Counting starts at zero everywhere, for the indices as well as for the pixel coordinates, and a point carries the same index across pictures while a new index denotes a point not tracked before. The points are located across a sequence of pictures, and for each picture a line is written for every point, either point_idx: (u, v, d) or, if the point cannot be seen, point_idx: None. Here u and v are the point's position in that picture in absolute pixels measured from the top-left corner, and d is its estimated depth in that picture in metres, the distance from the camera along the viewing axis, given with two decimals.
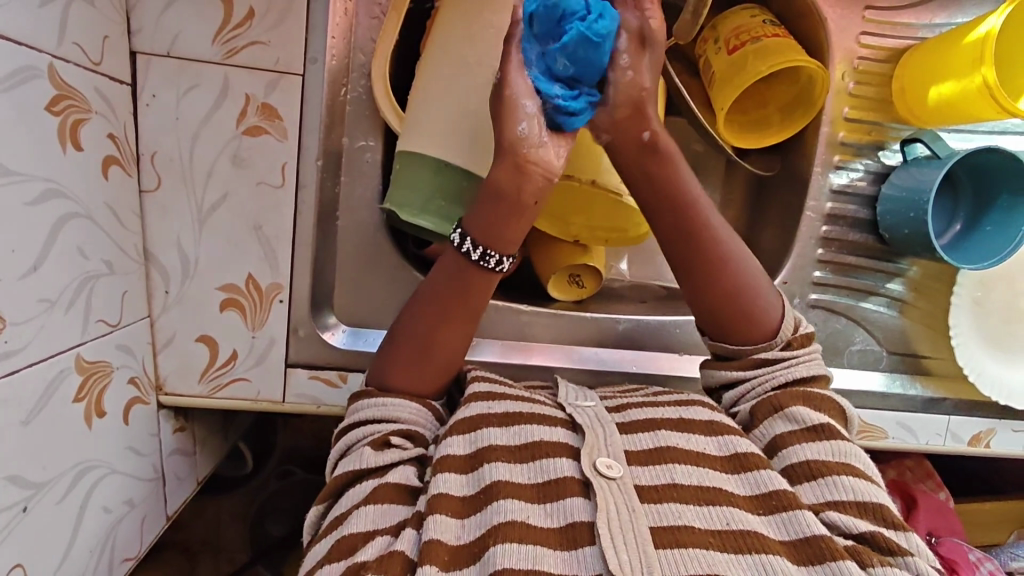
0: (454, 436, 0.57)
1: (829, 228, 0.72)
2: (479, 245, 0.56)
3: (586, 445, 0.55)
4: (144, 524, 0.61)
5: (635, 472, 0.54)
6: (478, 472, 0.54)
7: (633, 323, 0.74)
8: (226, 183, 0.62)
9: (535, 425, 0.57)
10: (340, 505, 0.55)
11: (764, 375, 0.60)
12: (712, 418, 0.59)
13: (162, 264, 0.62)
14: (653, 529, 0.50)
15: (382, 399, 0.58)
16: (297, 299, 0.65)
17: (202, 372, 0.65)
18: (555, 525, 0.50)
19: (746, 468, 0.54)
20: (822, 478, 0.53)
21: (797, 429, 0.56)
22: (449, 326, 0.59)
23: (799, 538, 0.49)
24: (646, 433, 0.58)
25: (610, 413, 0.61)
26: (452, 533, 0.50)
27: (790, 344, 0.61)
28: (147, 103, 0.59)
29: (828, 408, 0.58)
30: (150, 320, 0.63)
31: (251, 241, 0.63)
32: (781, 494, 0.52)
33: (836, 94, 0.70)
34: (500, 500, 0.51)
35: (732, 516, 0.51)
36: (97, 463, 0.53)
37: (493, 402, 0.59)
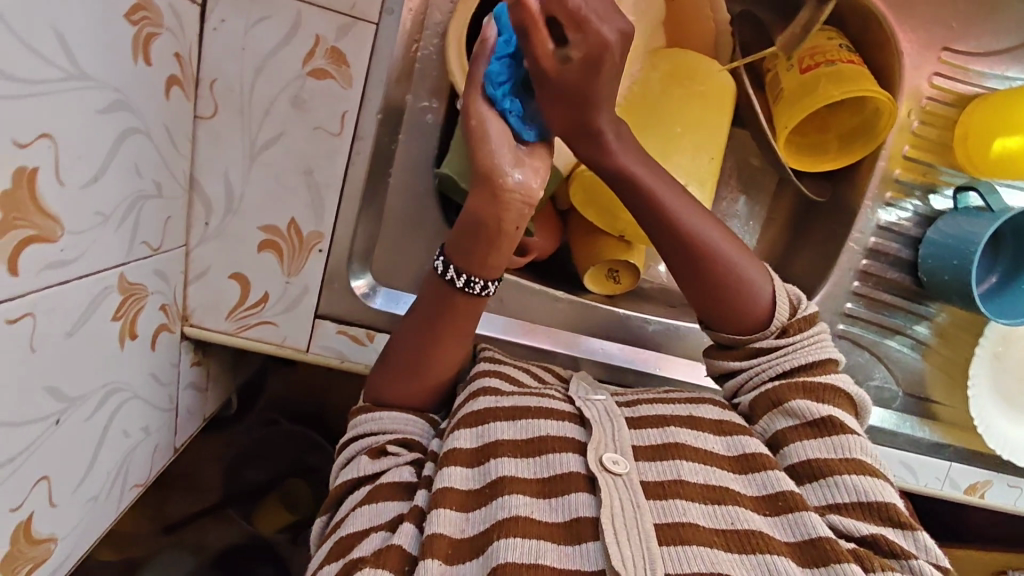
0: (461, 429, 0.57)
1: (869, 263, 0.73)
2: (462, 272, 0.56)
3: (592, 438, 0.55)
4: (155, 454, 0.60)
5: (641, 468, 0.54)
6: (485, 467, 0.54)
7: (662, 326, 0.75)
8: (283, 122, 0.60)
9: (542, 420, 0.57)
10: (341, 510, 0.57)
11: (766, 365, 0.59)
12: (720, 417, 0.59)
13: (206, 194, 0.61)
14: (657, 526, 0.50)
15: (375, 415, 0.59)
16: (336, 252, 0.64)
17: (231, 310, 0.64)
18: (560, 519, 0.51)
19: (755, 468, 0.55)
20: (827, 478, 0.53)
21: (797, 425, 0.56)
22: (441, 342, 0.59)
23: (804, 539, 0.50)
24: (656, 429, 0.58)
25: (620, 406, 0.61)
26: (455, 528, 0.51)
27: (788, 330, 0.60)
28: (215, 28, 0.58)
29: (836, 397, 0.57)
30: (186, 250, 0.62)
31: (300, 185, 0.62)
32: (788, 495, 0.52)
33: (899, 131, 0.70)
34: (505, 496, 0.51)
35: (737, 515, 0.51)
36: (123, 386, 0.52)
37: (502, 394, 0.59)
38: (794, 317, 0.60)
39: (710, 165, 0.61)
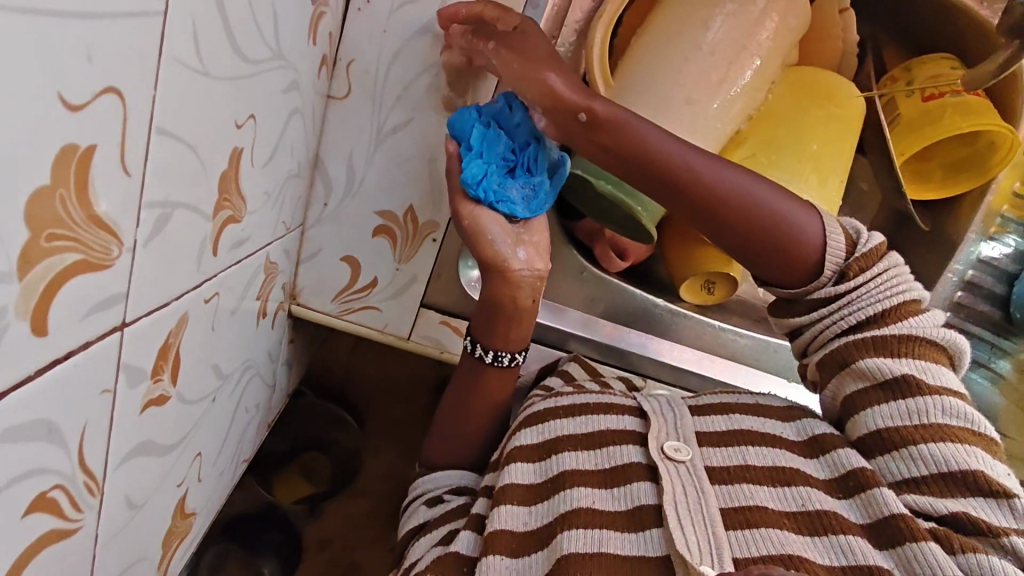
0: (523, 429, 0.60)
1: (962, 295, 0.73)
2: (489, 348, 0.62)
3: (652, 428, 0.57)
4: (256, 431, 0.61)
5: (707, 454, 0.55)
6: (547, 461, 0.57)
7: (754, 341, 0.73)
8: (414, 109, 0.60)
9: (603, 415, 0.59)
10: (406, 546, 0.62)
11: (833, 318, 0.56)
12: (789, 405, 0.59)
13: (328, 174, 0.61)
14: (724, 510, 0.51)
15: (430, 477, 0.66)
16: (448, 243, 0.64)
17: (338, 292, 0.64)
18: (622, 507, 0.53)
19: (825, 450, 0.54)
20: (902, 450, 0.51)
21: (870, 389, 0.54)
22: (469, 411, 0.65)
23: (877, 518, 0.49)
24: (721, 416, 0.58)
25: (684, 396, 0.63)
26: (519, 521, 0.53)
27: (845, 275, 0.55)
28: (359, 8, 0.57)
29: (913, 346, 0.53)
30: (302, 229, 0.61)
31: (423, 173, 0.61)
32: (859, 473, 0.51)
33: (1012, 168, 0.70)
34: (568, 488, 0.54)
35: (806, 498, 0.51)
36: (252, 364, 0.52)
37: (562, 395, 0.62)
38: (855, 258, 0.55)
39: (840, 187, 0.61)
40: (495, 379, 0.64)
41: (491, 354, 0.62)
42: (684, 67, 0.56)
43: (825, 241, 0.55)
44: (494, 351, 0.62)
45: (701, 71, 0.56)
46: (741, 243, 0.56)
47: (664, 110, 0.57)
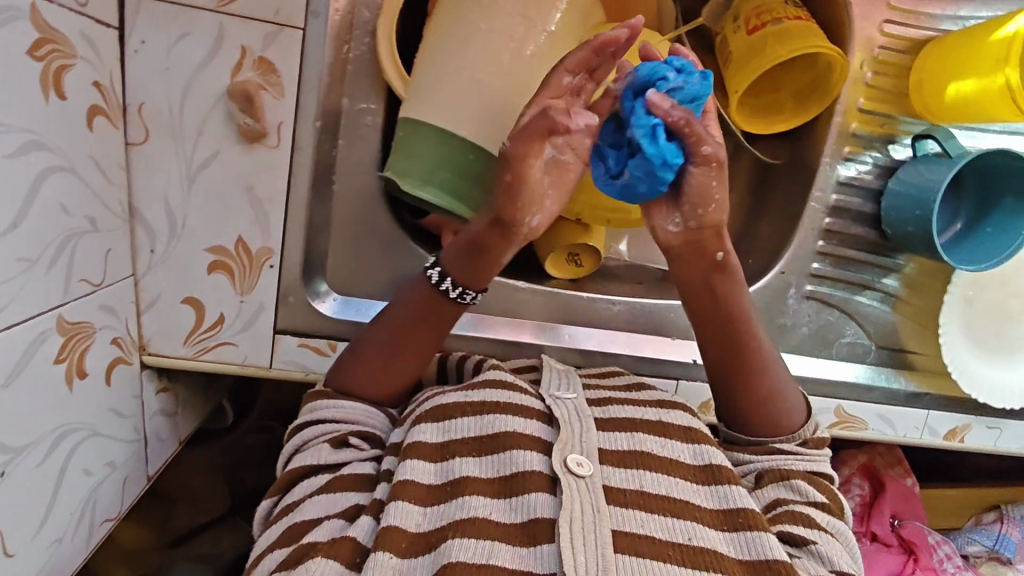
0: (426, 424, 0.58)
1: (832, 221, 0.72)
2: (457, 284, 0.59)
3: (559, 439, 0.57)
4: (124, 485, 0.61)
5: (606, 473, 0.56)
6: (447, 465, 0.56)
7: (627, 306, 0.73)
8: (218, 140, 0.58)
9: (507, 416, 0.58)
10: (293, 495, 0.56)
11: (779, 458, 0.61)
12: (689, 423, 0.62)
13: (148, 221, 0.59)
14: (615, 532, 0.52)
15: (341, 401, 0.59)
16: (288, 266, 0.63)
17: (187, 335, 0.63)
18: (517, 519, 0.52)
19: (719, 482, 0.58)
20: (813, 529, 0.55)
21: (796, 499, 0.58)
22: (419, 345, 0.61)
23: (756, 557, 0.52)
24: (624, 433, 0.59)
25: (590, 405, 0.63)
26: (413, 521, 0.52)
27: (807, 442, 0.62)
28: (135, 50, 0.55)
29: (829, 491, 0.59)
30: (134, 279, 0.60)
31: (243, 203, 0.60)
32: (747, 513, 0.55)
33: (852, 85, 0.68)
34: (464, 496, 0.53)
35: (693, 532, 0.53)
36: (79, 426, 0.52)
37: (471, 391, 0.61)
38: (816, 434, 0.62)
39: None
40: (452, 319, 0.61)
41: (458, 290, 0.59)
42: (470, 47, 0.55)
43: (805, 420, 0.63)
44: (461, 288, 0.60)
45: (486, 49, 0.55)
46: (721, 373, 0.63)
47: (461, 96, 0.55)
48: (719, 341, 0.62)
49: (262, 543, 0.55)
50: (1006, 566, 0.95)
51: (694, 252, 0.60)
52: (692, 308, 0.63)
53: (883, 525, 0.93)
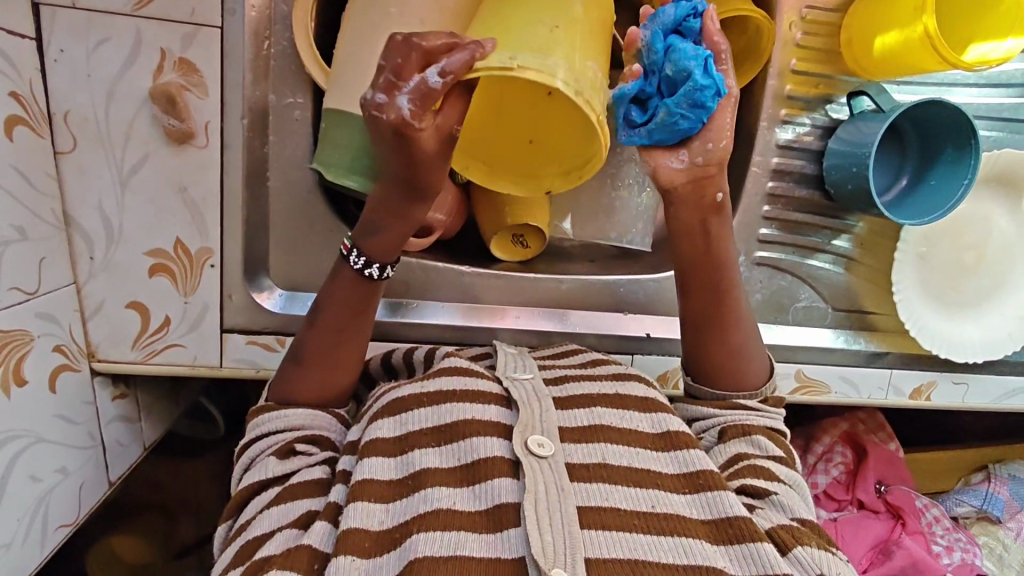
0: (382, 420, 0.55)
1: (775, 185, 0.71)
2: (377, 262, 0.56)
3: (519, 422, 0.53)
4: (82, 491, 0.62)
5: (567, 451, 0.53)
6: (407, 457, 0.52)
7: (577, 282, 0.73)
8: (146, 143, 0.59)
9: (466, 403, 0.55)
10: (248, 511, 0.53)
11: (736, 415, 0.60)
12: (646, 394, 0.60)
13: (84, 229, 0.60)
14: (581, 509, 0.48)
15: (286, 410, 0.57)
16: (229, 265, 0.63)
17: (135, 339, 0.64)
18: (483, 507, 0.49)
19: (677, 447, 0.55)
20: (773, 479, 0.54)
21: (757, 453, 0.57)
22: (353, 342, 0.59)
23: (719, 517, 0.49)
24: (582, 410, 0.57)
25: (548, 386, 0.60)
26: (375, 519, 0.48)
27: (766, 400, 0.62)
28: (55, 59, 0.56)
29: (785, 447, 0.59)
30: (77, 287, 0.61)
31: (177, 204, 0.61)
32: (707, 475, 0.52)
33: (783, 45, 0.68)
34: (427, 488, 0.49)
35: (657, 499, 0.51)
36: (19, 433, 0.54)
37: (429, 380, 0.58)
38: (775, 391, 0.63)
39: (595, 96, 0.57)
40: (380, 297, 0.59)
41: (379, 268, 0.56)
42: (382, 32, 0.55)
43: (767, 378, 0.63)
44: (383, 265, 0.56)
45: (400, 30, 0.55)
46: (696, 330, 0.62)
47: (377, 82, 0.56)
48: (707, 292, 0.61)
49: (221, 564, 0.52)
50: (996, 525, 0.93)
51: (695, 191, 0.58)
52: (684, 255, 0.61)
53: (870, 492, 0.89)
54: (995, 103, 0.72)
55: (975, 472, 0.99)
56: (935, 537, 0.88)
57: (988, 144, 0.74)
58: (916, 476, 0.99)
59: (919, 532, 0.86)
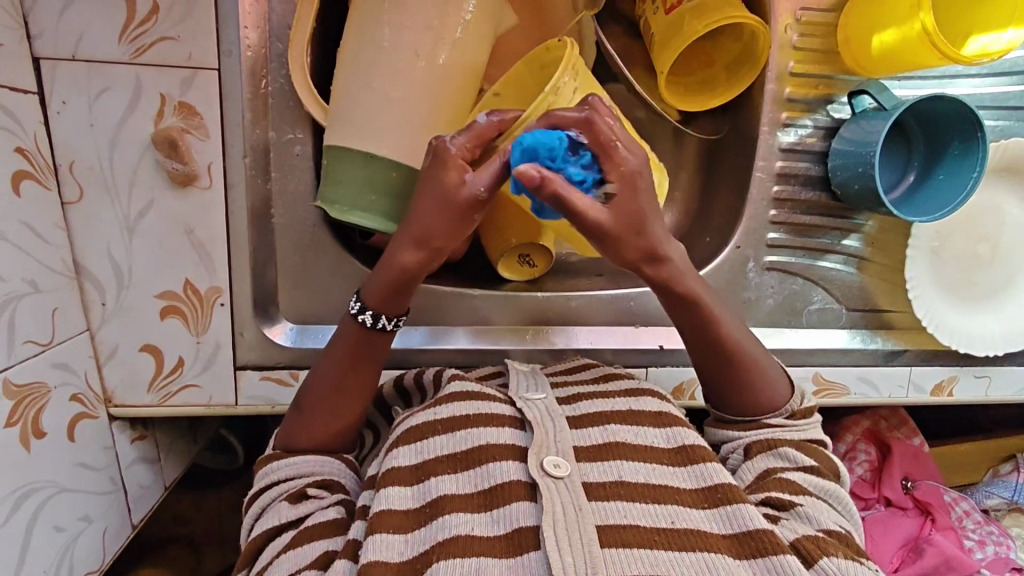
0: (399, 449, 0.55)
1: (781, 188, 0.71)
2: (393, 317, 0.57)
3: (533, 443, 0.53)
4: (106, 536, 0.62)
5: (584, 470, 0.52)
6: (424, 486, 0.52)
7: (587, 298, 0.73)
8: (151, 188, 0.59)
9: (480, 429, 0.55)
10: (262, 559, 0.53)
11: (766, 433, 0.59)
12: (660, 408, 0.59)
13: (95, 276, 0.61)
14: (599, 528, 0.47)
15: (293, 459, 0.57)
16: (239, 302, 0.64)
17: (150, 382, 0.64)
18: (501, 532, 0.48)
19: (693, 460, 0.54)
20: (802, 494, 0.53)
21: (789, 467, 0.56)
22: (352, 388, 0.59)
23: (742, 531, 0.48)
24: (597, 428, 0.56)
25: (560, 404, 0.59)
26: (395, 551, 0.48)
27: (794, 415, 0.61)
28: (58, 111, 0.56)
29: (819, 457, 0.58)
30: (90, 334, 0.62)
31: (185, 246, 0.61)
32: (726, 488, 0.51)
33: (780, 49, 0.67)
34: (444, 517, 0.49)
35: (676, 514, 0.50)
36: (41, 485, 0.54)
37: (439, 406, 0.57)
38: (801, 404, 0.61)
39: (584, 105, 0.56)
40: (382, 348, 0.59)
41: (393, 322, 0.57)
42: (377, 67, 0.56)
43: (790, 392, 0.62)
44: (395, 318, 0.57)
45: (396, 62, 0.55)
46: (712, 361, 0.60)
47: (375, 115, 0.56)
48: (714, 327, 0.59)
49: None
50: None
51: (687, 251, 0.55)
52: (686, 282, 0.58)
53: (896, 489, 0.88)
54: (1000, 92, 0.71)
55: (1005, 462, 0.97)
56: (966, 531, 0.87)
57: (995, 134, 0.73)
58: (944, 470, 0.97)
59: (950, 527, 0.85)
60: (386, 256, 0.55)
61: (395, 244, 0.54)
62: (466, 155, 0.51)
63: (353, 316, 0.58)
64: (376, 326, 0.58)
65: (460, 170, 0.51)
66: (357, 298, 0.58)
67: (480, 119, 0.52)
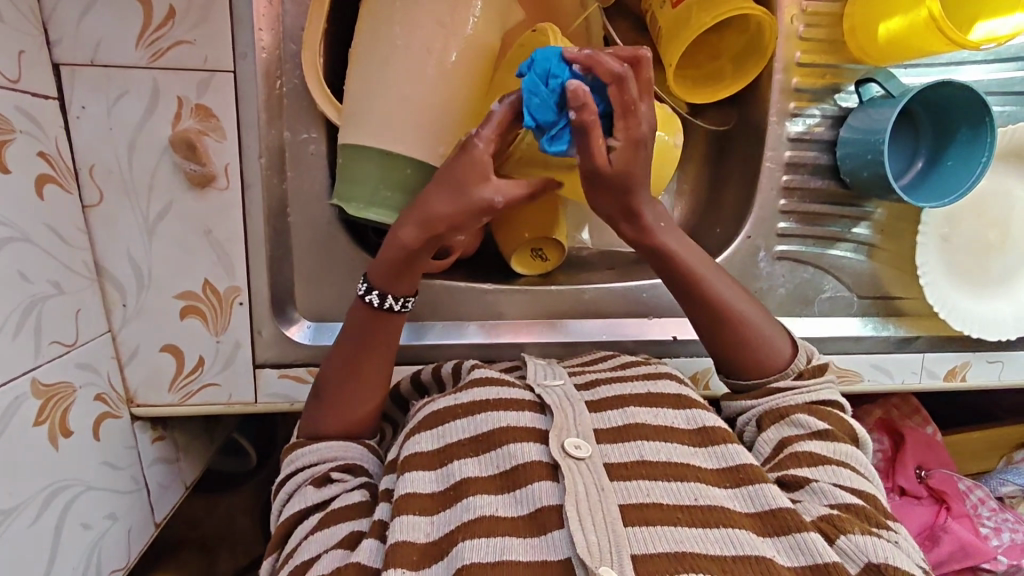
0: (420, 434, 0.56)
1: (790, 177, 0.71)
2: (399, 296, 0.58)
3: (554, 425, 0.53)
4: (130, 535, 0.63)
5: (605, 451, 0.53)
6: (447, 468, 0.53)
7: (599, 291, 0.73)
8: (170, 190, 0.60)
9: (501, 412, 0.55)
10: (291, 541, 0.54)
11: (778, 396, 0.59)
12: (679, 392, 0.60)
13: (116, 278, 0.62)
14: (623, 506, 0.48)
15: (316, 444, 0.58)
16: (257, 301, 0.65)
17: (171, 382, 0.65)
18: (524, 512, 0.49)
19: (715, 442, 0.54)
20: (822, 464, 0.54)
21: (803, 434, 0.56)
22: (366, 367, 0.59)
23: (765, 510, 0.49)
24: (616, 411, 0.57)
25: (579, 390, 0.60)
26: (422, 532, 0.49)
27: (802, 376, 0.60)
28: (78, 116, 0.58)
29: (835, 420, 0.58)
30: (112, 335, 0.63)
31: (203, 246, 0.62)
32: (748, 468, 0.52)
33: (786, 40, 0.68)
34: (468, 497, 0.50)
35: (700, 492, 0.50)
36: (69, 483, 0.55)
37: (460, 391, 0.58)
38: (810, 363, 0.61)
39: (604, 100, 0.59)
40: (394, 328, 0.59)
41: (400, 302, 0.57)
42: (391, 66, 0.56)
43: (793, 354, 0.61)
44: (402, 298, 0.57)
45: (409, 60, 0.56)
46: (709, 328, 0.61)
47: (389, 113, 0.56)
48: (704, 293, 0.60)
49: None
50: None
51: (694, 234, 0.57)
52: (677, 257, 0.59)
53: (910, 478, 0.88)
54: (1007, 78, 0.72)
55: (1017, 450, 0.97)
56: (981, 519, 0.87)
57: (1003, 119, 0.73)
58: (957, 458, 0.97)
59: (965, 514, 0.84)
60: (388, 239, 0.56)
61: (399, 224, 0.55)
62: (493, 148, 0.52)
63: (364, 297, 0.58)
64: (383, 306, 0.58)
65: (488, 164, 0.52)
66: (364, 280, 0.58)
67: (495, 108, 0.52)
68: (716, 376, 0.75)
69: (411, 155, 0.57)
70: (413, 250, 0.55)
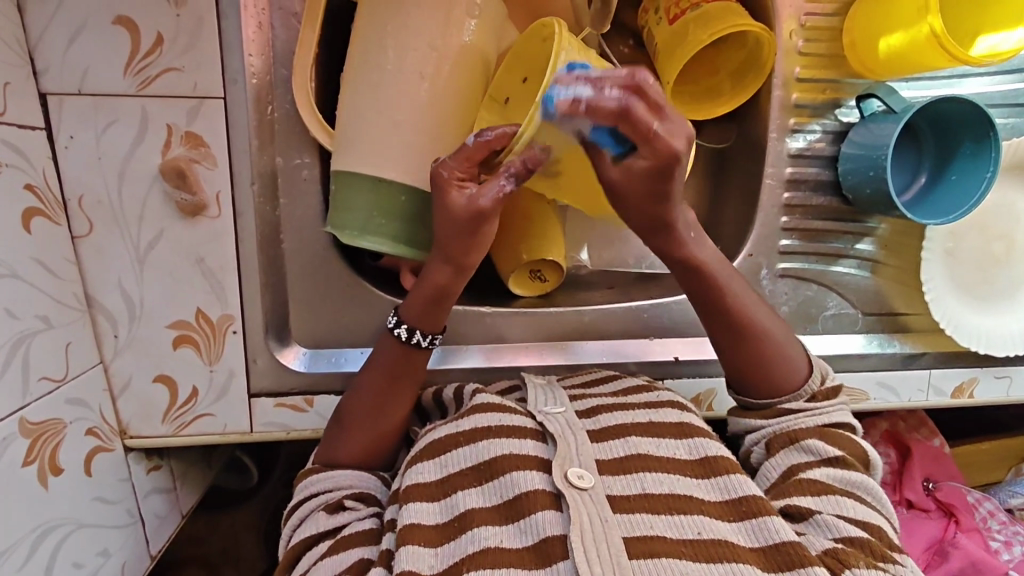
0: (423, 463, 0.54)
1: (791, 195, 0.70)
2: (429, 334, 0.58)
3: (558, 455, 0.52)
4: (125, 570, 0.62)
5: (607, 483, 0.51)
6: (450, 499, 0.51)
7: (599, 313, 0.72)
8: (161, 219, 0.59)
9: (502, 439, 0.54)
10: (300, 568, 0.53)
11: (786, 422, 0.57)
12: (681, 419, 0.58)
13: (107, 309, 0.61)
14: (627, 539, 0.47)
15: (332, 474, 0.57)
16: (251, 329, 0.64)
17: (165, 412, 0.64)
18: (528, 542, 0.48)
19: (718, 472, 0.53)
20: (824, 494, 0.52)
21: (813, 461, 0.54)
22: (394, 403, 0.59)
23: (770, 544, 0.48)
24: (619, 440, 0.55)
25: (580, 417, 0.58)
26: (426, 564, 0.47)
27: (815, 398, 0.58)
28: (66, 145, 0.57)
29: (848, 446, 0.56)
30: (104, 366, 0.62)
31: (196, 275, 0.61)
32: (751, 500, 0.50)
33: (785, 55, 0.67)
34: (473, 529, 0.49)
35: (703, 525, 0.49)
36: (59, 521, 0.54)
37: (462, 419, 0.57)
38: (823, 385, 0.59)
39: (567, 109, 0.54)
40: (421, 367, 0.59)
41: (430, 339, 0.58)
42: (381, 93, 0.55)
43: (809, 374, 0.59)
44: (431, 335, 0.58)
45: (400, 85, 0.55)
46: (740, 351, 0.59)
47: (381, 141, 0.55)
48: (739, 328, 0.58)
49: None
50: None
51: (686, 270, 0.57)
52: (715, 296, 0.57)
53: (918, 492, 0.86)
54: (1010, 90, 0.71)
55: None
56: (991, 533, 0.85)
57: (1006, 132, 0.72)
58: (966, 470, 0.96)
59: (975, 529, 0.83)
60: (421, 280, 0.57)
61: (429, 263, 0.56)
62: (462, 172, 0.52)
63: (392, 330, 0.58)
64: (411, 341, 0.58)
65: (461, 190, 0.52)
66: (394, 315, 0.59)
67: (469, 140, 0.51)
68: (720, 397, 0.73)
69: (405, 184, 0.56)
70: (450, 288, 0.56)
